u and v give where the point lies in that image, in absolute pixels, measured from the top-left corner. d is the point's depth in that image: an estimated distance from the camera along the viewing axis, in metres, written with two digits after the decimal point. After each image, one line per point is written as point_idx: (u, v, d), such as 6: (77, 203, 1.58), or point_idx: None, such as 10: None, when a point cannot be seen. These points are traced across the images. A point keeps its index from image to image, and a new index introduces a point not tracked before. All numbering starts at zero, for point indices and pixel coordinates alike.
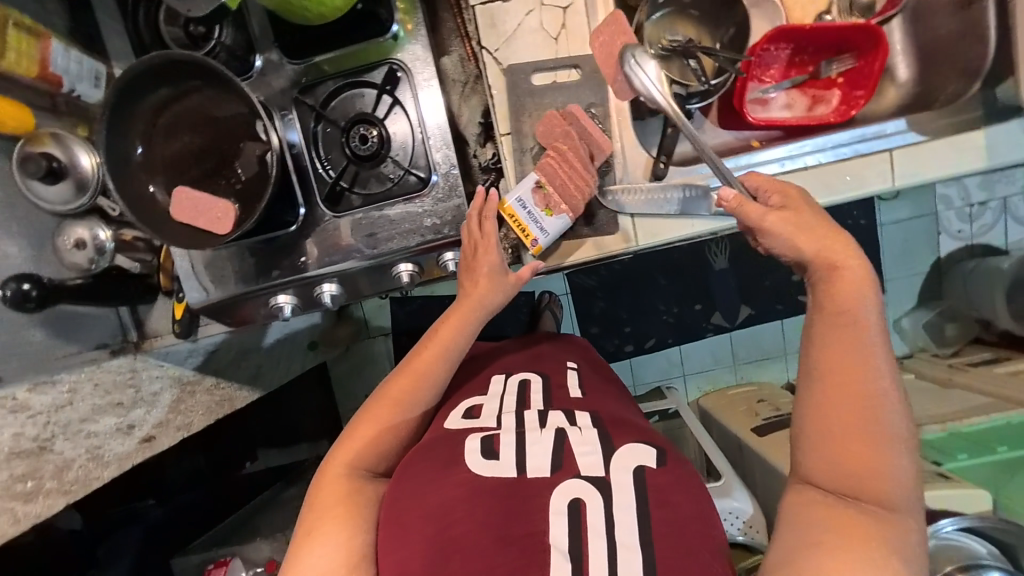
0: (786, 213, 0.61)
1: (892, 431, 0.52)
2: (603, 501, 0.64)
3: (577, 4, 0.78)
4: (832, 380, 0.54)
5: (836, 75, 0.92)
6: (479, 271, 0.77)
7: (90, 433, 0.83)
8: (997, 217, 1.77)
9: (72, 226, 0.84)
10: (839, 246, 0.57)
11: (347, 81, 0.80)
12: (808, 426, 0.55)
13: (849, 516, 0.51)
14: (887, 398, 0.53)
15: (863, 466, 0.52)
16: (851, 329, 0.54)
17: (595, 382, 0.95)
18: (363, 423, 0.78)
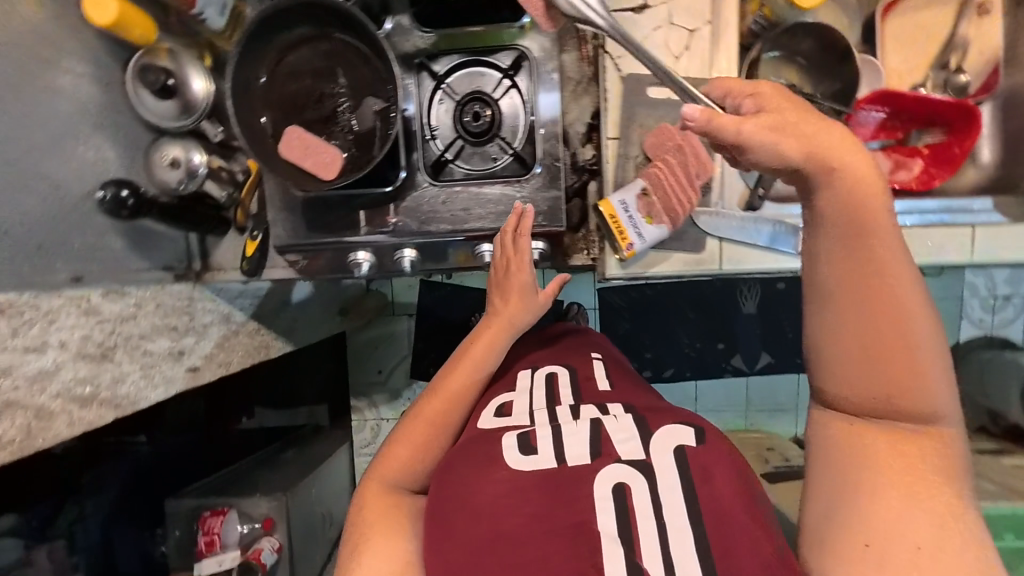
0: (771, 106, 0.46)
1: (922, 334, 0.44)
2: (650, 485, 0.54)
3: (703, 31, 0.82)
4: (858, 301, 0.44)
5: (923, 145, 0.96)
6: (513, 288, 0.78)
7: (146, 351, 0.81)
8: (1019, 313, 1.82)
9: (169, 144, 0.85)
10: (816, 130, 0.44)
11: (471, 59, 0.82)
12: (831, 356, 0.46)
13: (891, 445, 0.46)
14: (918, 297, 0.44)
15: (902, 385, 0.45)
16: (871, 229, 0.43)
17: (623, 379, 0.82)
18: (399, 445, 0.73)
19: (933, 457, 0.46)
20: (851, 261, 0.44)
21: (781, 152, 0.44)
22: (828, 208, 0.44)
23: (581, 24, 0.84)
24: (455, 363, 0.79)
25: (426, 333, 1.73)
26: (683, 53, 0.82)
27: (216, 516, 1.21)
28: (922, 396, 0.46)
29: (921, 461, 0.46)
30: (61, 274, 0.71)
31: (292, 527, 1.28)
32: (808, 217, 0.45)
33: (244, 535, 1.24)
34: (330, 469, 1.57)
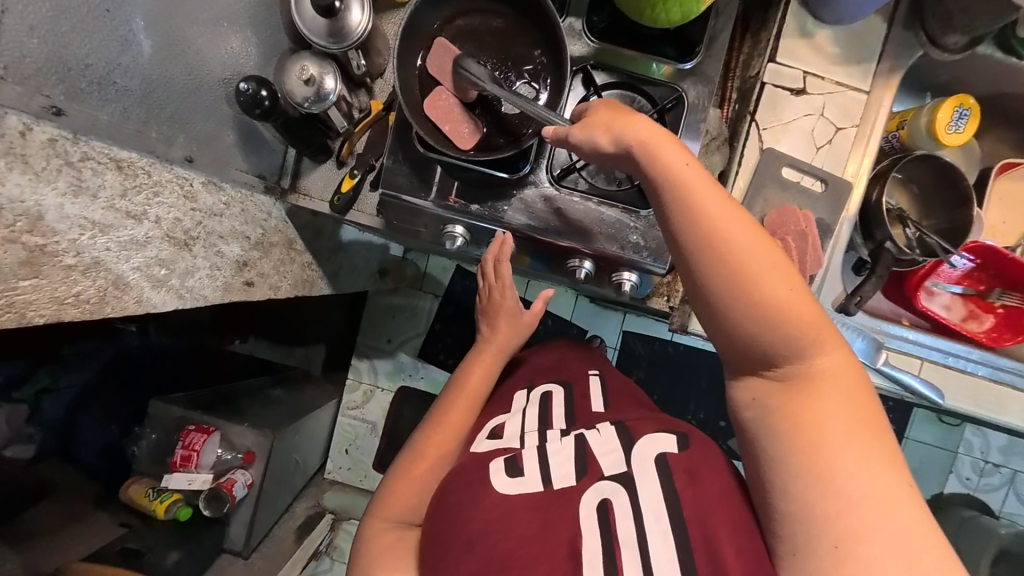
0: (605, 108, 0.64)
1: (762, 278, 0.53)
2: (631, 497, 0.60)
3: (849, 133, 0.84)
4: (723, 263, 0.53)
5: (998, 305, 0.99)
6: (501, 318, 0.95)
7: (218, 252, 0.79)
8: (1002, 482, 1.86)
9: (310, 60, 0.81)
10: (629, 122, 0.60)
11: (628, 81, 0.83)
12: (729, 333, 0.55)
13: (809, 400, 0.52)
14: (742, 236, 0.54)
15: (778, 335, 0.52)
16: (689, 191, 0.55)
17: (619, 391, 0.87)
18: (403, 479, 0.81)
19: (840, 390, 0.52)
20: (703, 226, 0.54)
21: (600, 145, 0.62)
22: (655, 180, 0.57)
23: (727, 87, 0.88)
24: (453, 392, 0.90)
25: (449, 318, 1.71)
26: (826, 146, 0.84)
27: (201, 433, 1.23)
28: (814, 330, 0.53)
29: (833, 401, 0.51)
30: (178, 151, 0.69)
31: (270, 466, 1.26)
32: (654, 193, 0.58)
33: (222, 460, 1.23)
34: (315, 421, 1.52)
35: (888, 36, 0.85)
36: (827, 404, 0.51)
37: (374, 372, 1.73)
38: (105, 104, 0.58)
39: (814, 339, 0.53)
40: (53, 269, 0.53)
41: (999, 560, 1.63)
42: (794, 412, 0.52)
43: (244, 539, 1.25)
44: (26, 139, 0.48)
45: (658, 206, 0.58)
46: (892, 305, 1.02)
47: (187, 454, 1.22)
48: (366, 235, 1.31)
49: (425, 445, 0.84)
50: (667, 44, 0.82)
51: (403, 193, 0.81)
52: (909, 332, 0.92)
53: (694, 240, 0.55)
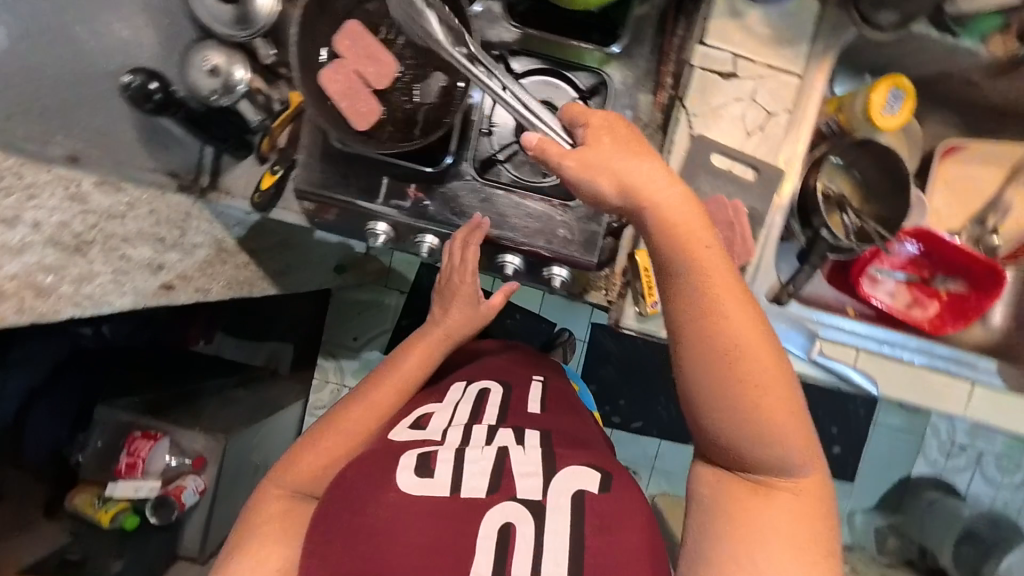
0: (593, 148, 0.57)
1: (757, 368, 0.50)
2: (536, 527, 0.60)
3: (781, 117, 0.81)
4: (718, 357, 0.50)
5: (943, 290, 0.97)
6: (451, 306, 0.89)
7: (124, 256, 0.76)
8: (969, 465, 1.87)
9: (214, 49, 0.79)
10: (633, 165, 0.55)
11: (550, 66, 0.78)
12: (711, 418, 0.51)
13: (757, 500, 0.50)
14: (735, 324, 0.51)
15: (758, 430, 0.49)
16: (685, 268, 0.52)
17: (558, 401, 0.88)
18: (314, 448, 0.78)
19: (793, 502, 0.50)
20: (701, 313, 0.51)
21: (592, 181, 0.56)
22: (660, 247, 0.53)
23: (662, 70, 0.83)
24: (388, 373, 0.87)
25: (412, 315, 1.69)
26: (757, 131, 0.82)
27: (147, 439, 1.21)
28: (788, 435, 0.50)
29: (785, 511, 0.49)
30: (56, 150, 0.71)
31: (222, 471, 1.23)
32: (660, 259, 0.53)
33: (171, 466, 1.21)
34: (277, 422, 1.49)
35: (823, 16, 0.82)
36: (773, 509, 0.49)
37: (342, 371, 1.75)
38: None
39: (790, 440, 0.50)
40: None
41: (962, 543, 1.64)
42: (743, 510, 0.49)
43: (198, 544, 1.25)
44: None
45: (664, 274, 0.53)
46: (835, 294, 1.00)
47: (133, 462, 1.21)
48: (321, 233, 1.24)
49: (345, 418, 0.81)
50: (593, 28, 0.80)
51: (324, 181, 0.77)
52: (840, 318, 0.87)
53: (692, 325, 0.51)
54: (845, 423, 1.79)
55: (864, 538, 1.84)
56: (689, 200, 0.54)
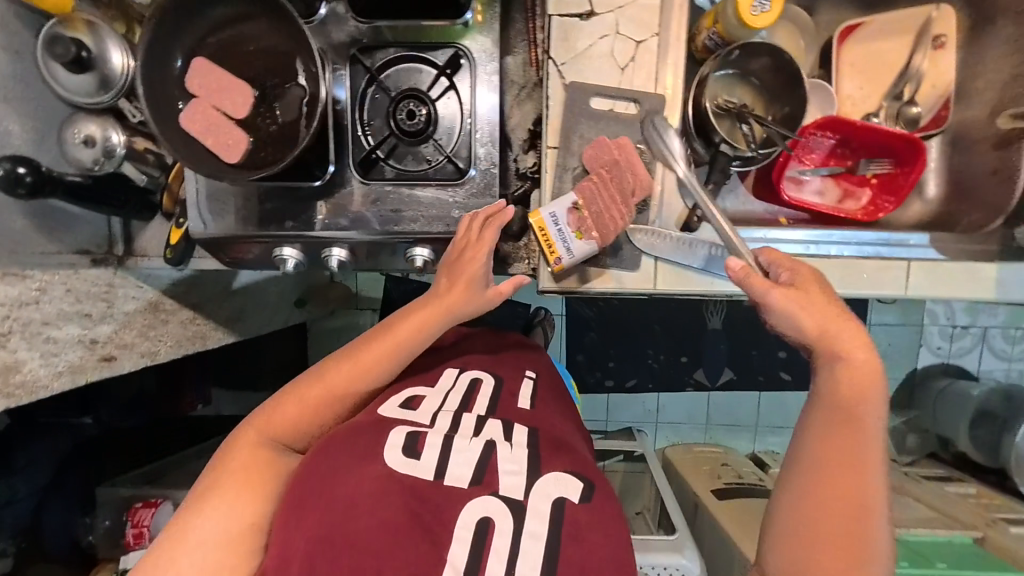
0: (796, 292, 0.61)
1: (866, 500, 0.56)
2: (514, 524, 0.61)
3: (650, 43, 0.80)
4: (826, 490, 0.56)
5: (870, 176, 0.95)
6: (460, 276, 0.75)
7: (50, 338, 0.79)
8: (976, 343, 1.82)
9: (85, 121, 0.81)
10: (845, 328, 0.59)
11: (409, 53, 0.79)
12: (789, 527, 0.57)
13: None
14: (874, 469, 0.57)
15: (837, 556, 0.54)
16: (853, 426, 0.57)
17: (548, 397, 0.89)
18: (295, 398, 0.76)
19: None
20: (829, 453, 0.57)
21: (800, 325, 0.60)
22: (841, 405, 0.58)
23: (533, 28, 0.85)
24: (380, 337, 0.79)
25: None
26: (630, 63, 0.80)
27: (148, 507, 1.22)
28: (856, 568, 0.54)
29: None
30: None
31: None
32: (823, 411, 0.59)
33: None
34: None
35: None
36: None
37: None
38: None
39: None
40: None
41: (978, 424, 1.62)
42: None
43: None
44: None
45: (811, 418, 0.60)
46: (764, 206, 0.99)
47: (138, 531, 1.21)
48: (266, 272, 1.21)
49: (331, 372, 0.78)
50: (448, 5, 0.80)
51: (229, 212, 0.81)
52: (761, 230, 0.85)
53: (814, 462, 0.58)
54: None
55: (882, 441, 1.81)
56: (865, 353, 0.59)
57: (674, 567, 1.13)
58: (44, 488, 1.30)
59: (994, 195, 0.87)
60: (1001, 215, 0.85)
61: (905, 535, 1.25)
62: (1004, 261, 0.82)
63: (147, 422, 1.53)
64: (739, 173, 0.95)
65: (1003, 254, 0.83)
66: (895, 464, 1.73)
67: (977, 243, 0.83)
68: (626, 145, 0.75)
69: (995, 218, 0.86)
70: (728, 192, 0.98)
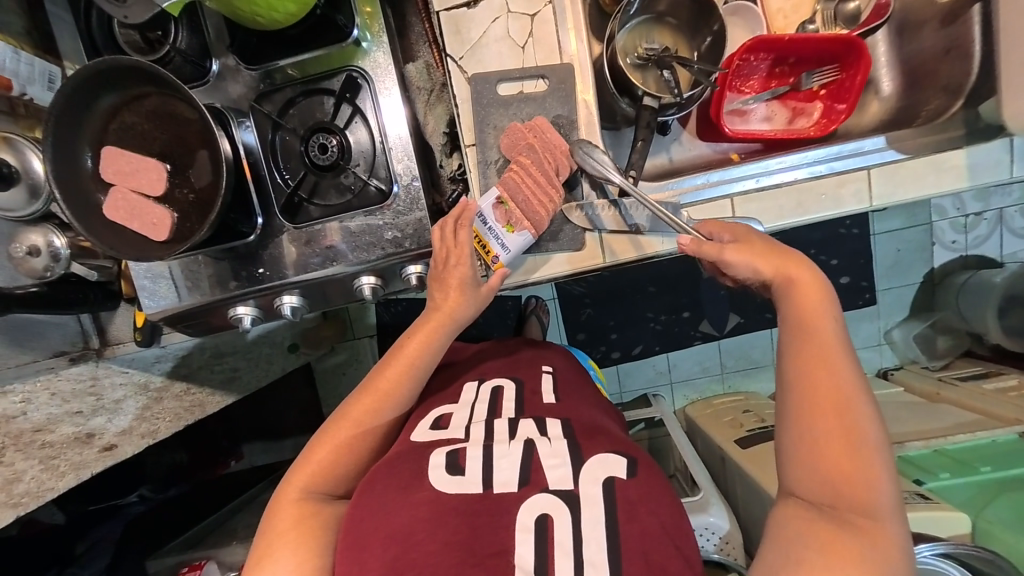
0: (743, 246, 0.64)
1: (854, 403, 0.54)
2: (572, 517, 0.61)
3: (545, 13, 0.76)
4: (813, 402, 0.55)
5: (817, 88, 0.89)
6: (450, 282, 0.72)
7: (43, 443, 0.85)
8: (993, 229, 1.66)
9: (28, 232, 0.82)
10: (792, 260, 0.61)
11: (307, 88, 0.78)
12: (790, 445, 0.55)
13: (838, 532, 0.51)
14: (856, 376, 0.56)
15: (837, 460, 0.53)
16: (820, 336, 0.57)
17: (572, 390, 0.87)
18: (323, 443, 0.74)
19: (869, 536, 0.50)
20: (803, 361, 0.57)
21: (757, 269, 0.62)
22: (804, 321, 0.58)
23: (431, 26, 0.82)
24: (391, 358, 0.77)
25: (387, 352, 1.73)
26: (529, 40, 0.76)
27: (193, 571, 1.25)
28: (861, 468, 0.52)
29: (867, 549, 0.50)
30: None
31: None
32: (793, 330, 0.59)
33: None
34: None
35: None
36: (849, 553, 0.49)
37: None
38: None
39: (873, 477, 0.52)
40: None
41: (1008, 309, 1.50)
42: (825, 541, 0.51)
43: None
44: None
45: (783, 339, 0.60)
46: (712, 147, 0.94)
47: None
48: (271, 324, 1.22)
49: (351, 407, 0.76)
50: (337, 11, 0.75)
51: (203, 282, 0.81)
52: (705, 175, 0.81)
53: (794, 372, 0.57)
54: (842, 252, 1.64)
55: (909, 350, 1.73)
56: (810, 271, 0.61)
57: (703, 527, 1.13)
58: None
59: (951, 75, 0.82)
60: (961, 95, 0.80)
61: (942, 446, 1.16)
62: (974, 143, 0.76)
63: (190, 489, 1.61)
64: (676, 121, 0.91)
65: (971, 136, 0.77)
66: (926, 371, 1.66)
67: (938, 132, 0.78)
68: (541, 123, 0.73)
69: (956, 100, 0.81)
70: (671, 141, 0.93)
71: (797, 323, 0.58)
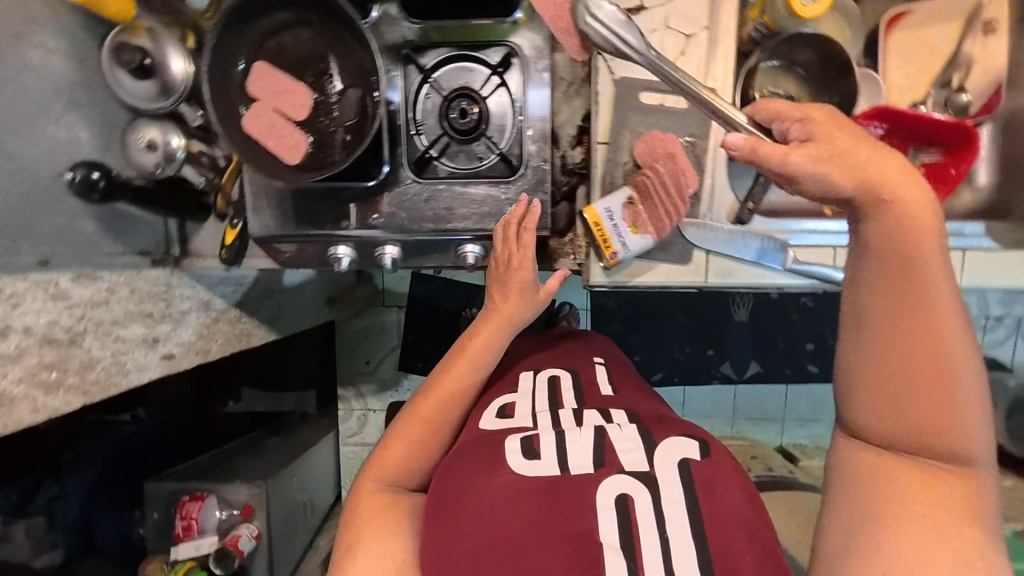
0: (818, 144, 0.44)
1: (957, 345, 0.41)
2: (653, 497, 0.58)
3: (700, 36, 0.80)
4: (905, 351, 0.41)
5: (918, 163, 0.95)
6: (511, 286, 0.76)
7: (117, 338, 0.80)
8: (1008, 334, 1.75)
9: (148, 126, 0.81)
10: (888, 164, 0.41)
11: (461, 52, 0.80)
12: (870, 402, 0.44)
13: (930, 492, 0.43)
14: (956, 306, 0.42)
15: (927, 411, 0.42)
16: (923, 260, 0.40)
17: (624, 381, 0.90)
18: (397, 438, 0.77)
19: (960, 499, 0.42)
20: (897, 298, 0.41)
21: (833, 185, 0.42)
22: (899, 247, 0.41)
23: None
24: (455, 358, 0.80)
25: (415, 326, 1.72)
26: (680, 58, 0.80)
27: (195, 500, 1.25)
28: (956, 421, 0.42)
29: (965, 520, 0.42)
30: (27, 258, 0.68)
31: (271, 515, 1.31)
32: (883, 258, 0.41)
33: (224, 521, 1.27)
34: (313, 461, 1.62)
35: None
36: (945, 518, 0.42)
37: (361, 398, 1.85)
38: None
39: (965, 422, 0.42)
40: None
41: (1014, 411, 1.57)
42: (906, 509, 0.42)
43: None
44: None
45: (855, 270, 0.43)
46: None
47: (187, 524, 1.24)
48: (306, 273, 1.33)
49: (421, 403, 0.78)
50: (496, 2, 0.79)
51: (263, 209, 0.82)
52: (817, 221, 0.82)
53: (874, 307, 0.42)
54: None
55: None
56: (901, 166, 0.41)
57: None
58: (92, 484, 1.20)
59: None
60: None
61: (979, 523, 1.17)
62: None
63: None
64: None
65: None
66: None
67: None
68: None
69: None
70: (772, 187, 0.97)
71: (893, 250, 0.41)
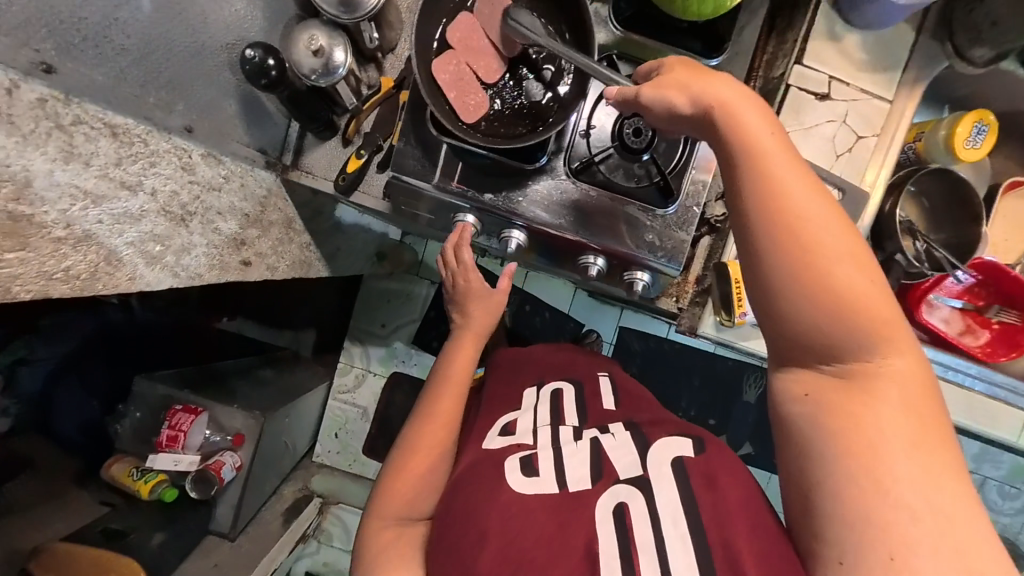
0: (668, 75, 0.57)
1: (819, 221, 0.48)
2: (647, 501, 0.56)
3: (871, 140, 0.84)
4: (785, 239, 0.48)
5: (995, 321, 1.00)
6: (472, 309, 0.87)
7: (216, 230, 0.75)
8: None
9: (320, 29, 0.74)
10: (706, 80, 0.54)
11: None
12: (787, 309, 0.48)
13: (859, 386, 0.47)
14: (807, 185, 0.49)
15: (827, 301, 0.47)
16: (763, 152, 0.50)
17: (630, 389, 0.83)
18: (399, 469, 0.77)
19: (898, 389, 0.46)
20: (766, 193, 0.49)
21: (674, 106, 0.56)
22: (730, 145, 0.51)
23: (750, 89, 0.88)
24: (439, 381, 0.84)
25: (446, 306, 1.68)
26: (846, 153, 0.84)
27: (188, 413, 1.18)
28: (865, 301, 0.47)
29: (897, 406, 0.45)
30: (176, 120, 0.64)
31: (259, 449, 1.22)
32: (737, 162, 0.51)
33: (210, 442, 1.19)
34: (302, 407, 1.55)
35: (916, 44, 0.84)
36: (886, 405, 0.45)
37: (366, 356, 1.64)
38: (98, 63, 0.55)
39: (861, 299, 0.47)
40: (41, 241, 0.48)
41: None
42: (847, 410, 0.46)
43: (231, 521, 1.21)
44: (12, 97, 0.44)
45: (725, 174, 0.52)
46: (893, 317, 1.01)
47: (174, 435, 1.17)
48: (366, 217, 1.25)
49: (417, 429, 0.80)
50: (695, 37, 0.80)
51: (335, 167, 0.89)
52: None
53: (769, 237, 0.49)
54: None
55: None
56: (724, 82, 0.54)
57: None
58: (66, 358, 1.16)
59: None
60: None
61: None
62: None
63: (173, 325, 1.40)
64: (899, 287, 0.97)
65: None
66: None
67: None
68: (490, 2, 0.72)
69: None
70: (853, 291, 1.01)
71: (734, 149, 0.51)
